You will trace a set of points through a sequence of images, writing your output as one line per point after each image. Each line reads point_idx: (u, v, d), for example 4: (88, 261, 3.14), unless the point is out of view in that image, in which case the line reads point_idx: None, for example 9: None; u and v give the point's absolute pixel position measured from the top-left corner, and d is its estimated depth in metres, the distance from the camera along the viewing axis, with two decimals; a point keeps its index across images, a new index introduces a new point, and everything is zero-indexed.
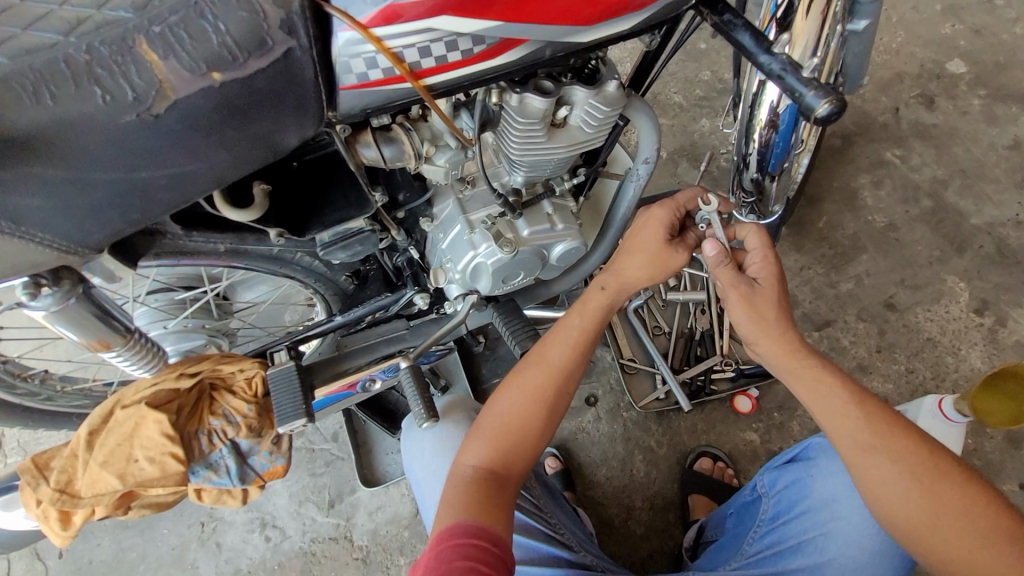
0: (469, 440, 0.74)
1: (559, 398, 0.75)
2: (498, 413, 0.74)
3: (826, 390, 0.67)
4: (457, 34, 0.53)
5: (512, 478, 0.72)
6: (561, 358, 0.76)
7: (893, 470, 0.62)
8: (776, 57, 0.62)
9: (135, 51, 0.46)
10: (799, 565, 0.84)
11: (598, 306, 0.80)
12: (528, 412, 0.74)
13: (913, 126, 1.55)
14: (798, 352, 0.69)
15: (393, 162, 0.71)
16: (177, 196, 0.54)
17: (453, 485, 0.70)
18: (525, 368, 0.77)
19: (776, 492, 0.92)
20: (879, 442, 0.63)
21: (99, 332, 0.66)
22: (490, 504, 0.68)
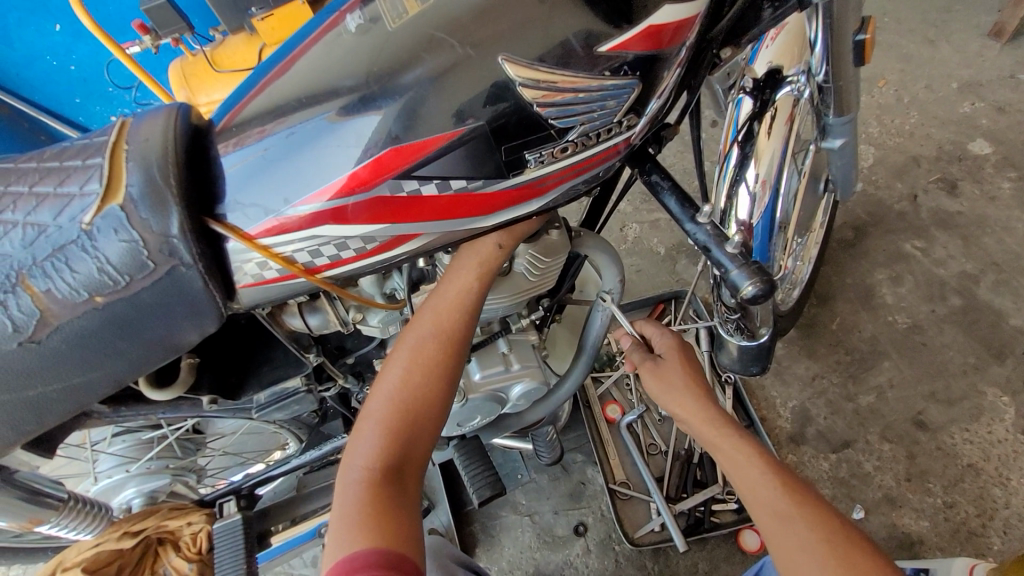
0: (358, 434, 0.60)
1: (456, 363, 0.63)
2: (390, 391, 0.61)
3: (745, 475, 0.69)
4: (345, 237, 0.52)
5: (416, 473, 0.59)
6: (451, 313, 0.63)
7: (803, 535, 0.62)
8: (700, 226, 0.58)
9: (18, 287, 0.47)
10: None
11: (487, 260, 0.62)
12: (423, 391, 0.61)
13: (935, 214, 1.42)
14: (722, 440, 0.72)
15: (319, 329, 0.69)
16: (74, 403, 0.53)
17: (344, 491, 0.57)
18: (414, 328, 0.63)
19: None
20: (788, 512, 0.64)
21: (28, 512, 0.70)
22: (387, 508, 0.55)
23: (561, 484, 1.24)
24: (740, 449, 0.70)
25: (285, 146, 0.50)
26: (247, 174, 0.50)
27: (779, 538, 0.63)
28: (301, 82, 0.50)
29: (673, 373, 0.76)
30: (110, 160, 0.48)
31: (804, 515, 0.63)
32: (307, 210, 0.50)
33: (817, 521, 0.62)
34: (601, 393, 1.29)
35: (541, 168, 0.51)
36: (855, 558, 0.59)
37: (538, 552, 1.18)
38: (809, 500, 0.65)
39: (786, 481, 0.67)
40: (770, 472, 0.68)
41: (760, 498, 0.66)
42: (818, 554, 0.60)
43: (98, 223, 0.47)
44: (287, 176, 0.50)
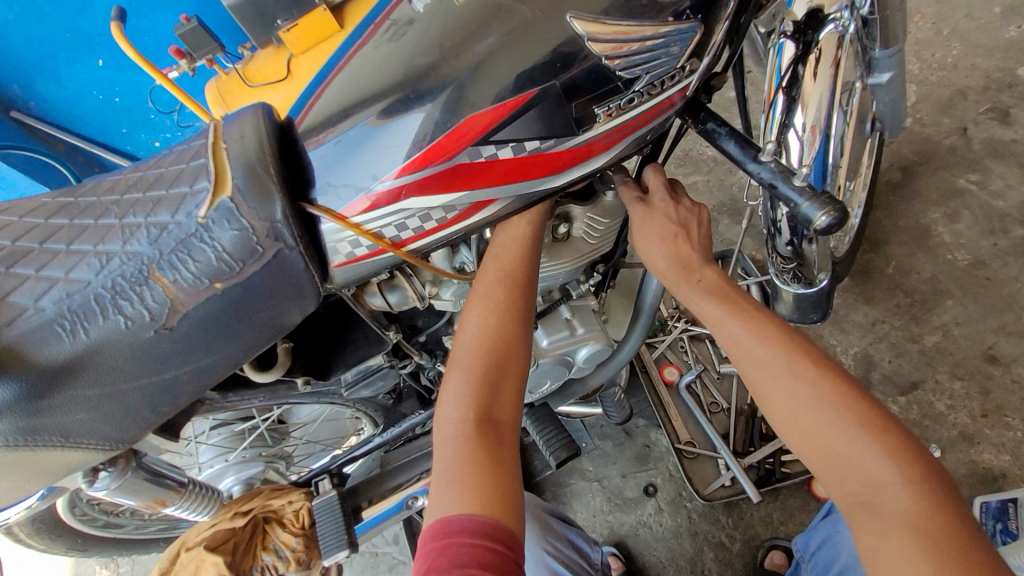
0: (446, 391, 0.63)
1: (526, 308, 0.66)
2: (470, 341, 0.65)
3: (730, 339, 0.66)
4: (429, 208, 0.55)
5: (507, 423, 0.62)
6: (517, 260, 0.66)
7: (785, 380, 0.61)
8: (764, 164, 0.59)
9: (150, 280, 0.52)
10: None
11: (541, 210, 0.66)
12: (500, 337, 0.64)
13: (988, 145, 1.38)
14: (708, 304, 0.68)
15: (398, 306, 0.73)
16: (200, 384, 0.58)
17: (443, 445, 0.60)
18: (482, 279, 0.67)
19: (811, 555, 0.94)
20: (771, 357, 0.62)
21: (153, 493, 0.75)
22: (484, 455, 0.59)
23: (626, 449, 1.26)
24: (724, 316, 0.66)
25: (366, 130, 0.54)
26: (338, 158, 0.54)
27: (773, 397, 0.61)
28: (376, 67, 0.55)
29: (653, 241, 0.71)
30: (214, 158, 0.53)
31: (799, 373, 0.61)
32: (393, 184, 0.53)
33: (812, 377, 0.60)
34: (657, 356, 1.31)
35: (607, 122, 0.54)
36: (851, 408, 0.57)
37: (610, 515, 1.21)
38: (802, 358, 0.62)
39: (773, 341, 0.63)
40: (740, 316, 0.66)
41: (751, 358, 0.64)
42: (815, 409, 0.58)
43: (212, 215, 0.52)
44: (373, 156, 0.53)
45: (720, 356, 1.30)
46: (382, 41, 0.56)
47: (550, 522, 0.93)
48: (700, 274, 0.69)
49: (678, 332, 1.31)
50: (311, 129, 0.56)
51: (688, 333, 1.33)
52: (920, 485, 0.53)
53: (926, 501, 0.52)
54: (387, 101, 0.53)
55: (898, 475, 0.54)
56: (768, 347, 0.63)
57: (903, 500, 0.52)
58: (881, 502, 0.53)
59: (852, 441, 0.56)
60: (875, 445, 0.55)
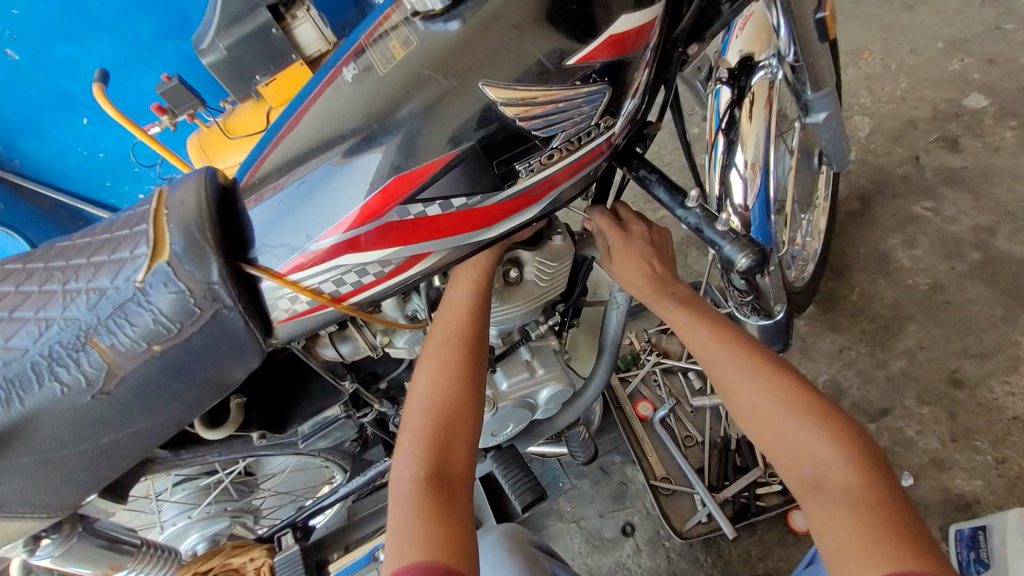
0: (400, 447, 0.64)
1: (476, 363, 0.66)
2: (421, 401, 0.65)
3: (698, 342, 0.70)
4: (364, 264, 0.57)
5: (460, 477, 0.62)
6: (464, 319, 0.66)
7: (748, 380, 0.65)
8: (690, 210, 0.61)
9: (86, 345, 0.53)
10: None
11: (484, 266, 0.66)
12: (450, 393, 0.64)
13: (940, 173, 1.43)
14: (679, 315, 0.72)
15: (350, 355, 0.74)
16: (143, 445, 0.59)
17: (395, 503, 0.60)
18: (431, 338, 0.67)
19: None
20: (738, 360, 0.67)
21: (109, 559, 0.72)
22: (435, 506, 0.59)
23: (602, 487, 1.25)
24: (692, 324, 0.71)
25: (326, 171, 0.55)
26: (289, 208, 0.56)
27: (738, 395, 0.66)
28: (330, 117, 0.55)
29: (630, 270, 0.74)
30: (154, 225, 0.55)
31: (759, 370, 0.66)
32: (326, 243, 0.55)
33: (768, 374, 0.65)
34: (630, 392, 1.30)
35: (532, 177, 0.56)
36: (800, 400, 0.63)
37: (589, 557, 1.19)
38: (757, 355, 0.67)
39: (739, 340, 0.68)
40: (703, 325, 0.71)
41: (714, 358, 0.68)
42: (772, 403, 0.63)
43: (150, 279, 0.53)
44: (312, 214, 0.55)
45: (693, 389, 1.30)
46: (343, 85, 0.56)
47: (537, 559, 0.83)
48: (674, 288, 0.74)
49: (650, 366, 1.32)
50: (263, 179, 0.57)
51: (660, 366, 1.33)
52: (861, 462, 0.58)
53: (864, 475, 0.58)
54: (346, 145, 0.54)
55: (841, 456, 0.59)
56: (731, 349, 0.68)
57: (848, 479, 0.57)
58: (827, 481, 0.58)
59: (801, 427, 0.61)
60: (822, 430, 0.61)
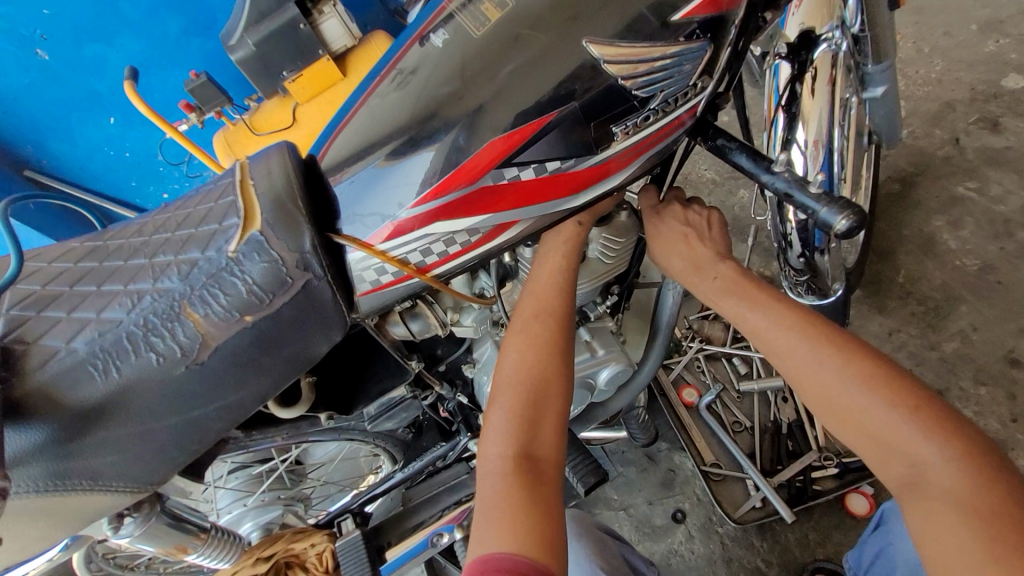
0: (488, 426, 0.63)
1: (565, 340, 0.66)
2: (509, 377, 0.64)
3: (760, 331, 0.64)
4: (453, 232, 0.56)
5: (548, 460, 0.61)
6: (554, 296, 0.66)
7: (823, 370, 0.59)
8: (778, 175, 0.61)
9: (181, 315, 0.53)
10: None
11: (573, 239, 0.66)
12: (540, 369, 0.64)
13: (982, 153, 1.41)
14: (736, 304, 0.67)
15: (420, 334, 0.73)
16: (229, 419, 0.58)
17: (483, 481, 0.59)
18: (520, 313, 0.67)
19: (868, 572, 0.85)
20: (808, 346, 0.61)
21: (173, 539, 0.72)
22: (526, 489, 0.57)
23: (650, 474, 1.23)
24: (753, 310, 0.65)
25: (371, 174, 0.55)
26: (346, 208, 0.56)
27: (809, 387, 0.60)
28: (382, 118, 0.56)
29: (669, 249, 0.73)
30: (243, 196, 0.55)
31: (837, 355, 0.59)
32: (418, 211, 0.55)
33: (845, 361, 0.59)
34: (674, 378, 1.29)
35: (625, 140, 0.56)
36: (884, 389, 0.56)
37: (640, 544, 1.17)
38: (828, 341, 0.60)
39: (807, 322, 0.62)
40: (765, 312, 0.65)
41: (777, 348, 0.63)
42: (854, 396, 0.57)
43: (242, 249, 0.53)
44: (372, 209, 0.55)
45: (738, 374, 1.28)
46: (388, 91, 0.57)
47: (605, 541, 0.84)
48: (715, 271, 0.70)
49: (693, 352, 1.30)
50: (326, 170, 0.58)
51: (703, 352, 1.31)
52: (963, 461, 0.52)
53: (971, 476, 0.51)
54: (429, 116, 0.54)
55: (938, 453, 0.53)
56: (797, 336, 0.62)
57: (949, 481, 0.51)
58: (928, 484, 0.52)
59: (883, 419, 0.55)
60: (914, 424, 0.54)
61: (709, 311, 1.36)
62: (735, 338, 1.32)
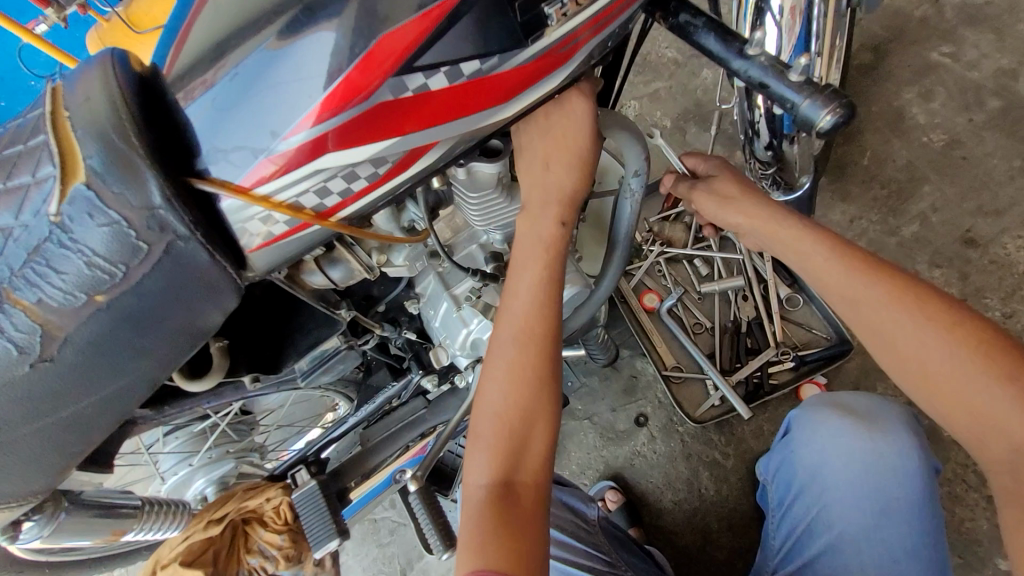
0: (470, 454, 0.57)
1: (551, 358, 0.58)
2: (493, 401, 0.57)
3: (835, 278, 0.61)
4: (353, 165, 0.44)
5: (532, 491, 0.54)
6: (534, 316, 0.58)
7: (897, 316, 0.58)
8: (753, 60, 0.49)
9: (5, 304, 0.41)
10: (818, 552, 0.73)
11: (551, 234, 0.58)
12: (523, 398, 0.56)
13: (961, 12, 1.28)
14: (812, 250, 0.63)
15: (343, 281, 0.62)
16: (114, 414, 0.49)
17: (464, 517, 0.54)
18: (498, 333, 0.59)
19: (773, 476, 0.85)
20: (886, 291, 0.59)
21: (107, 525, 0.67)
22: (508, 527, 0.51)
23: (613, 381, 1.23)
24: (813, 245, 0.63)
25: (237, 88, 0.42)
26: (223, 109, 0.42)
27: (876, 328, 0.59)
28: (245, 11, 0.44)
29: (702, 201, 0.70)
30: (55, 134, 0.40)
31: (922, 312, 0.58)
32: (300, 141, 0.42)
33: (928, 311, 0.58)
34: (635, 285, 1.24)
35: (562, 24, 0.45)
36: (973, 344, 0.56)
37: (604, 449, 1.19)
38: (933, 303, 0.58)
39: (895, 290, 0.58)
40: (838, 257, 0.62)
41: (848, 291, 0.60)
42: (945, 352, 0.56)
43: (68, 210, 0.40)
44: (248, 118, 0.42)
45: (700, 275, 1.24)
46: None
47: None
48: (743, 208, 0.67)
49: (654, 257, 1.24)
50: (185, 76, 0.44)
51: (664, 255, 1.25)
52: None
53: None
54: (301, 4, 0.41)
55: None
56: (891, 289, 0.59)
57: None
58: None
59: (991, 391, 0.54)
60: (997, 386, 0.54)
61: (670, 211, 1.28)
62: (697, 238, 1.26)
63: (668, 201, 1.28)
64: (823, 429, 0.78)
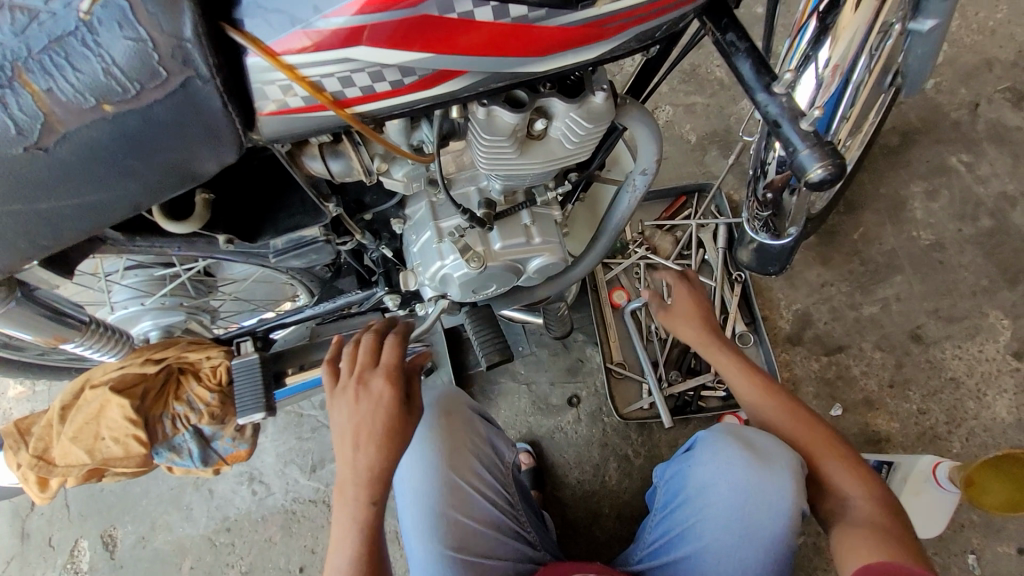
0: (337, 544, 0.71)
1: (358, 490, 0.71)
2: (349, 518, 0.70)
3: (749, 396, 0.80)
4: (381, 65, 0.46)
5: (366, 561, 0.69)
6: (361, 473, 0.71)
7: (776, 413, 0.79)
8: (775, 98, 0.52)
9: (14, 82, 0.42)
10: (681, 555, 0.78)
11: (377, 422, 0.72)
12: (355, 524, 0.70)
13: (991, 128, 1.33)
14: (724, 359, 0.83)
15: (341, 176, 0.65)
16: (90, 223, 0.51)
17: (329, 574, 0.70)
18: (344, 466, 0.72)
19: (666, 481, 0.86)
20: (764, 395, 0.80)
21: (53, 329, 0.70)
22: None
23: (560, 359, 1.29)
24: (741, 373, 0.81)
25: None
26: None
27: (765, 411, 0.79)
28: None
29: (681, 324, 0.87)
30: None
31: (791, 412, 0.78)
32: (339, 25, 0.43)
33: (791, 405, 0.79)
34: (609, 278, 1.29)
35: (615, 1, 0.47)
36: (820, 433, 0.76)
37: (532, 416, 1.26)
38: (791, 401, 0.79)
39: (767, 392, 0.80)
40: (750, 372, 0.81)
41: (746, 399, 0.81)
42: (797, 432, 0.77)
43: (98, 13, 0.41)
44: None
45: (672, 289, 1.29)
46: None
47: (470, 420, 0.92)
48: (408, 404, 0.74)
49: (636, 258, 1.29)
50: None
51: (645, 260, 1.31)
52: (879, 496, 0.70)
53: (888, 512, 0.69)
54: None
55: (862, 492, 0.70)
56: (765, 393, 0.80)
57: (871, 511, 0.69)
58: (863, 517, 0.68)
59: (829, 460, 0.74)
60: (840, 464, 0.73)
61: (665, 221, 1.32)
62: (680, 254, 1.31)
63: (667, 211, 1.32)
64: (721, 455, 0.77)
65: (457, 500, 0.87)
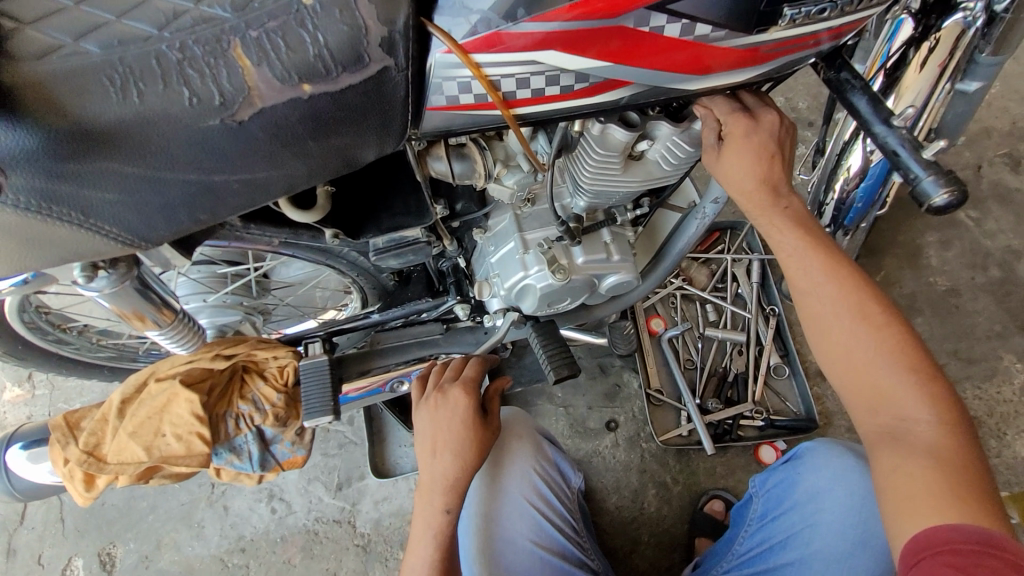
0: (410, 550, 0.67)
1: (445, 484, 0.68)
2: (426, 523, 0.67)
3: (801, 269, 0.66)
4: (561, 70, 0.49)
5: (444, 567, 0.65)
6: (453, 466, 0.69)
7: (859, 338, 0.62)
8: (894, 130, 0.57)
9: (229, 54, 0.44)
10: (785, 561, 0.80)
11: (464, 409, 0.72)
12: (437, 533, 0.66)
13: (994, 188, 1.45)
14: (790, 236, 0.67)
15: (460, 177, 0.67)
16: (247, 200, 0.51)
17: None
18: (428, 466, 0.70)
19: (765, 491, 0.90)
20: (852, 309, 0.63)
21: (141, 305, 0.64)
22: None
23: (597, 383, 1.30)
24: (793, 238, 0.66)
25: None
26: None
27: (838, 340, 0.63)
28: None
29: (738, 162, 0.67)
30: None
31: (883, 344, 0.61)
32: (537, 30, 0.47)
33: (879, 325, 0.62)
34: (647, 306, 1.33)
35: (780, 31, 0.52)
36: (912, 359, 0.61)
37: (569, 439, 1.26)
38: (879, 313, 0.63)
39: (852, 282, 0.64)
40: (833, 284, 0.64)
41: (821, 302, 0.65)
42: (879, 360, 0.61)
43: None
44: None
45: (707, 320, 1.33)
46: None
47: (540, 443, 0.89)
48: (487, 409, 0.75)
49: (672, 288, 1.33)
50: None
51: (681, 291, 1.35)
52: (952, 426, 0.58)
53: (951, 437, 0.58)
54: None
55: (932, 416, 0.59)
56: (845, 293, 0.64)
57: (930, 439, 0.58)
58: (913, 439, 0.58)
59: (904, 391, 0.60)
60: (918, 392, 0.60)
61: (700, 254, 1.38)
62: (715, 286, 1.36)
63: (702, 245, 1.38)
64: (833, 460, 0.82)
65: (526, 526, 0.81)
